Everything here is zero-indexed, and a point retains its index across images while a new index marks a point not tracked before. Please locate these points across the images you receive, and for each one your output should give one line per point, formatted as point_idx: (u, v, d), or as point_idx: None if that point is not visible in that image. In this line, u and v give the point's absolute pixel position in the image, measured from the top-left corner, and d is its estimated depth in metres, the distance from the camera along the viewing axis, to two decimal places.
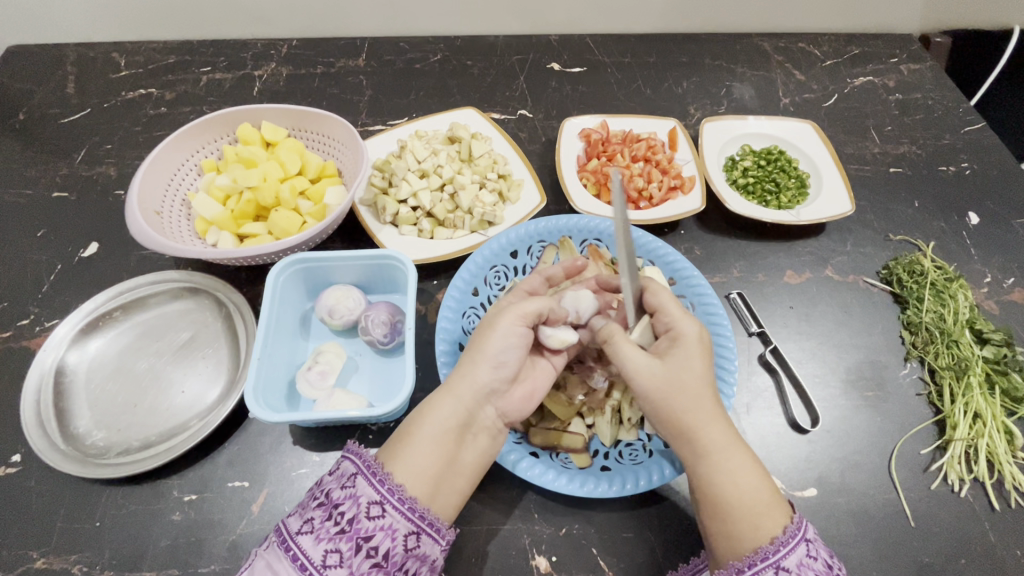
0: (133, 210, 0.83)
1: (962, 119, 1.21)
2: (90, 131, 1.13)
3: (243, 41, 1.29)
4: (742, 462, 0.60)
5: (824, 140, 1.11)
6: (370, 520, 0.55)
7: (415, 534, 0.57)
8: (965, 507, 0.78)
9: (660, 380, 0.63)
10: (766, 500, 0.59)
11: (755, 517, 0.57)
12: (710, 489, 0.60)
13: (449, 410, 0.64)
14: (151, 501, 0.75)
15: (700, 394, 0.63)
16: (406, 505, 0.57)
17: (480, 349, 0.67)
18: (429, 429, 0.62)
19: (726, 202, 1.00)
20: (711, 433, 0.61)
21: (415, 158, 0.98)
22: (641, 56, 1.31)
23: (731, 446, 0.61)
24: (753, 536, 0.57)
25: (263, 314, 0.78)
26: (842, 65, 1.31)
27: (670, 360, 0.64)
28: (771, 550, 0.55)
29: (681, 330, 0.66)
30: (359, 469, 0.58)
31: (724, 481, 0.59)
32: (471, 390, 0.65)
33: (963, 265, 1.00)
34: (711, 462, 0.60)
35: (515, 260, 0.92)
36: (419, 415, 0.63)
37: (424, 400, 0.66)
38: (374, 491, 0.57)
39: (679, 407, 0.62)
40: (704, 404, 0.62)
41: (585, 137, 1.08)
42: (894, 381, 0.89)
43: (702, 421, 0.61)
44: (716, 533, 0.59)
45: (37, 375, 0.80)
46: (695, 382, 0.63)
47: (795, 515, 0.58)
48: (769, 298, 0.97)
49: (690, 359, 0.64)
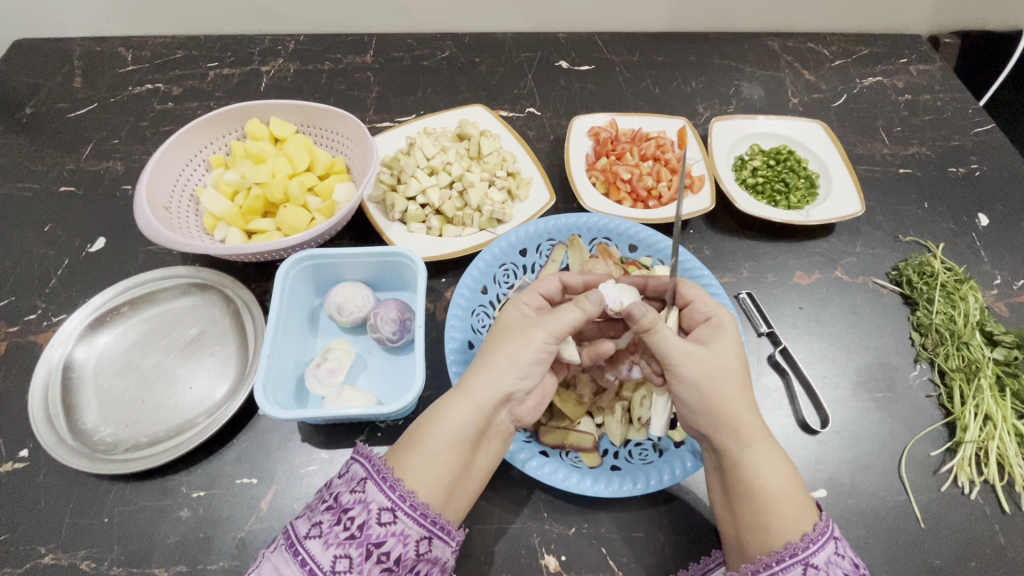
0: (141, 205, 0.83)
1: (972, 120, 1.21)
2: (97, 125, 1.13)
3: (250, 36, 1.29)
4: (780, 452, 0.61)
5: (834, 140, 1.10)
6: (381, 526, 0.55)
7: (426, 539, 0.57)
8: (976, 510, 0.78)
9: (710, 364, 0.63)
10: (801, 492, 0.59)
11: (794, 508, 0.57)
12: (750, 476, 0.59)
13: (467, 417, 0.61)
14: (160, 497, 0.75)
15: (744, 380, 0.64)
16: (417, 510, 0.57)
17: (507, 355, 0.64)
18: (444, 436, 0.60)
19: (735, 202, 1.00)
20: (752, 421, 0.62)
21: (424, 155, 0.97)
22: (650, 55, 1.30)
23: (769, 437, 0.62)
24: (794, 524, 0.56)
25: (273, 311, 0.77)
26: (851, 65, 1.31)
27: (717, 345, 0.65)
28: (801, 546, 0.55)
29: (723, 317, 0.68)
30: (369, 473, 0.58)
31: (765, 469, 0.59)
32: (491, 397, 0.63)
33: (973, 267, 1.00)
34: (755, 449, 0.60)
35: (523, 259, 0.92)
36: (433, 419, 0.61)
37: (435, 401, 0.64)
38: (384, 497, 0.56)
39: (727, 390, 0.62)
40: (745, 391, 0.63)
41: (594, 135, 1.07)
42: (904, 382, 0.89)
43: (745, 408, 0.62)
44: (755, 521, 0.58)
45: (46, 370, 0.79)
46: (740, 368, 0.64)
47: (823, 513, 0.58)
48: (778, 298, 0.97)
49: (735, 346, 0.66)
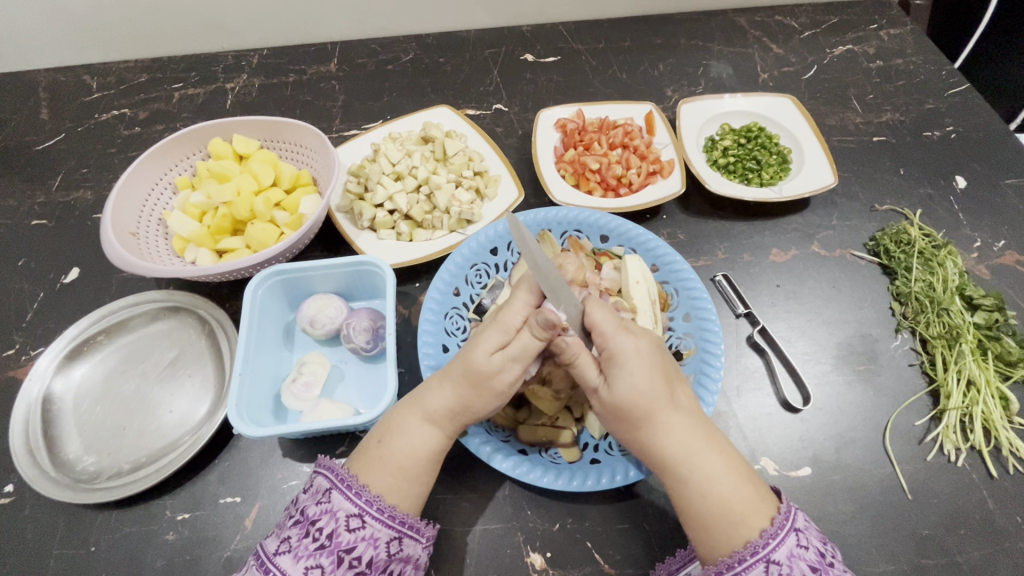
0: (107, 234, 0.83)
1: (945, 82, 1.19)
2: (65, 156, 1.13)
3: (213, 54, 1.28)
4: (712, 468, 0.58)
5: (805, 113, 1.09)
6: (350, 532, 0.57)
7: (397, 539, 0.59)
8: (964, 477, 0.77)
9: (608, 403, 0.61)
10: (740, 505, 0.56)
11: (728, 526, 0.56)
12: (681, 496, 0.59)
13: (430, 442, 0.63)
14: (145, 522, 0.75)
15: (651, 406, 0.60)
16: (385, 513, 0.59)
17: (466, 373, 0.62)
18: (415, 460, 0.62)
19: (706, 183, 0.99)
20: (671, 447, 0.59)
21: (389, 160, 0.97)
22: (616, 41, 1.29)
23: (699, 452, 0.59)
24: (728, 541, 0.55)
25: (243, 328, 0.77)
26: (820, 35, 1.29)
27: (611, 384, 0.61)
28: (761, 544, 0.54)
29: (614, 347, 0.61)
30: (333, 483, 0.60)
31: (692, 492, 0.58)
32: (456, 421, 0.64)
33: (952, 231, 0.99)
34: (678, 475, 0.59)
35: (495, 257, 0.91)
36: (401, 447, 0.62)
37: (394, 414, 0.65)
38: (351, 504, 0.59)
39: (632, 419, 0.61)
40: (658, 414, 0.60)
41: (561, 127, 1.06)
42: (887, 352, 0.88)
43: (658, 434, 0.60)
44: (696, 538, 0.58)
45: (24, 405, 0.79)
46: (644, 399, 0.60)
47: (783, 505, 0.57)
48: (755, 277, 0.96)
49: (631, 379, 0.60)
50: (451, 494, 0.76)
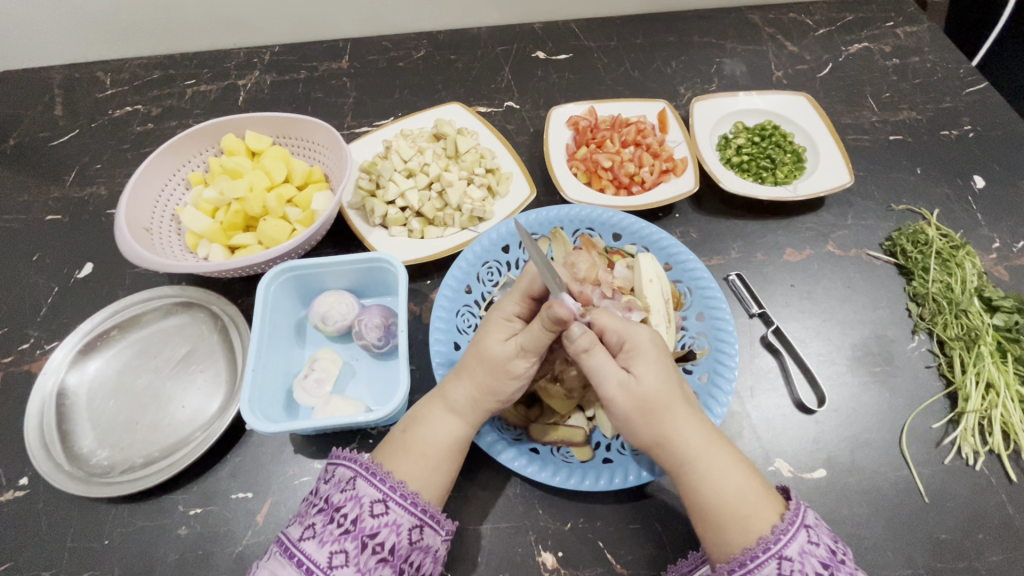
0: (121, 229, 0.83)
1: (963, 80, 1.18)
2: (79, 151, 1.13)
3: (226, 51, 1.28)
4: (722, 463, 0.59)
5: (820, 111, 1.08)
6: (374, 518, 0.57)
7: (418, 528, 0.59)
8: (982, 480, 0.76)
9: (625, 395, 0.60)
10: (752, 499, 0.56)
11: (743, 521, 0.55)
12: (694, 492, 0.58)
13: (452, 432, 0.64)
14: (158, 516, 0.76)
15: (668, 401, 0.60)
16: (408, 500, 0.59)
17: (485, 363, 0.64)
18: (437, 449, 0.63)
19: (720, 181, 0.98)
20: (687, 441, 0.59)
21: (401, 157, 0.96)
22: (628, 38, 1.29)
23: (710, 448, 0.59)
24: (744, 536, 0.55)
25: (256, 322, 0.78)
26: (836, 33, 1.28)
27: (634, 374, 0.61)
28: (773, 539, 0.53)
29: (633, 338, 0.63)
30: (358, 471, 0.59)
31: (705, 486, 0.57)
32: (479, 411, 0.65)
33: (970, 232, 0.97)
34: (692, 470, 0.58)
35: (507, 255, 0.89)
36: (423, 435, 0.63)
37: (419, 408, 0.66)
38: (375, 490, 0.58)
39: (648, 412, 0.60)
40: (674, 407, 0.60)
41: (573, 125, 1.06)
42: (903, 354, 0.87)
43: (674, 427, 0.59)
44: (709, 534, 0.57)
45: (39, 399, 0.80)
46: (661, 391, 0.60)
47: (791, 502, 0.57)
48: (769, 277, 0.95)
49: (650, 370, 0.61)
50: (462, 492, 0.76)
